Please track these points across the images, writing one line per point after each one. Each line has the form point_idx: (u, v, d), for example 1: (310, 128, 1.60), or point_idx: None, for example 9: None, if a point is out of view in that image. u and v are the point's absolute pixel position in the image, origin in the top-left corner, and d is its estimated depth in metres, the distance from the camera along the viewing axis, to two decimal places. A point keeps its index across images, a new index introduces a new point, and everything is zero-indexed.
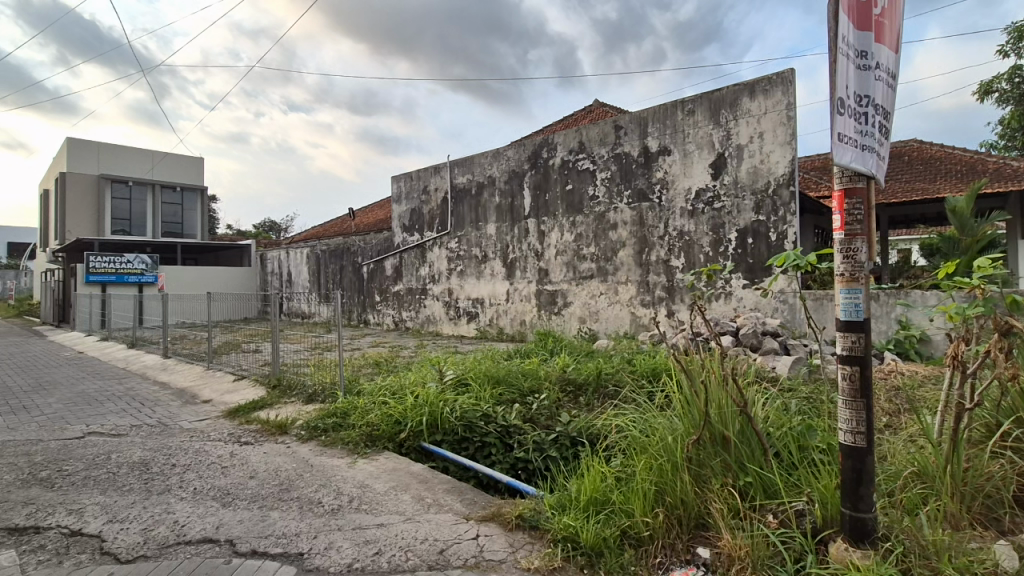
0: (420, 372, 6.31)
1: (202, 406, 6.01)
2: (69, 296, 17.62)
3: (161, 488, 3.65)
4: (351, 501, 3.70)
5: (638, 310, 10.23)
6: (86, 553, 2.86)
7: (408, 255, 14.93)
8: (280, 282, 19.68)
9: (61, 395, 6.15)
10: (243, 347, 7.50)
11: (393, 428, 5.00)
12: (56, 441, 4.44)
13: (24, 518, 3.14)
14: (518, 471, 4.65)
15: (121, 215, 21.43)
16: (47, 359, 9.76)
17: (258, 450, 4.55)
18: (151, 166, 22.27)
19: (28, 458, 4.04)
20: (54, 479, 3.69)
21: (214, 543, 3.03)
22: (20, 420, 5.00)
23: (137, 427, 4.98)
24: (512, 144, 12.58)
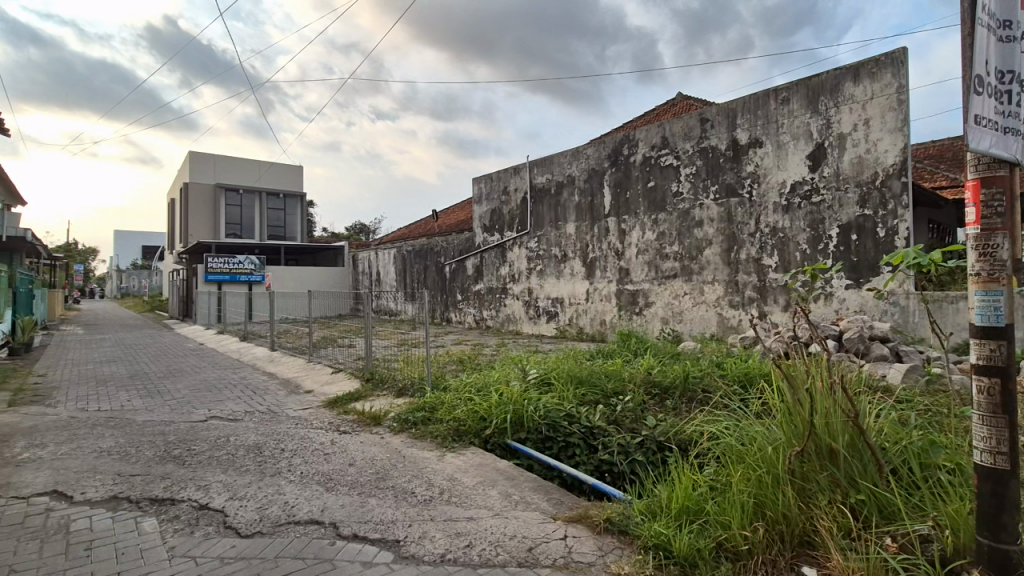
0: (503, 370, 6.39)
1: (305, 396, 6.48)
2: (191, 294, 19.70)
3: (273, 470, 3.96)
4: (441, 493, 3.81)
5: (726, 311, 9.72)
6: (213, 525, 3.16)
7: (488, 255, 15.22)
8: (369, 281, 20.80)
9: (187, 382, 6.88)
10: (339, 342, 7.99)
11: (479, 424, 5.09)
12: (185, 423, 4.97)
13: (162, 490, 3.54)
14: (602, 473, 4.55)
15: (233, 220, 23.66)
16: (176, 349, 10.98)
17: (355, 439, 4.81)
18: (259, 176, 24.37)
19: (164, 436, 4.55)
20: (185, 456, 4.13)
21: (320, 525, 3.24)
22: (156, 403, 5.65)
23: (250, 413, 5.46)
24: (592, 142, 12.42)
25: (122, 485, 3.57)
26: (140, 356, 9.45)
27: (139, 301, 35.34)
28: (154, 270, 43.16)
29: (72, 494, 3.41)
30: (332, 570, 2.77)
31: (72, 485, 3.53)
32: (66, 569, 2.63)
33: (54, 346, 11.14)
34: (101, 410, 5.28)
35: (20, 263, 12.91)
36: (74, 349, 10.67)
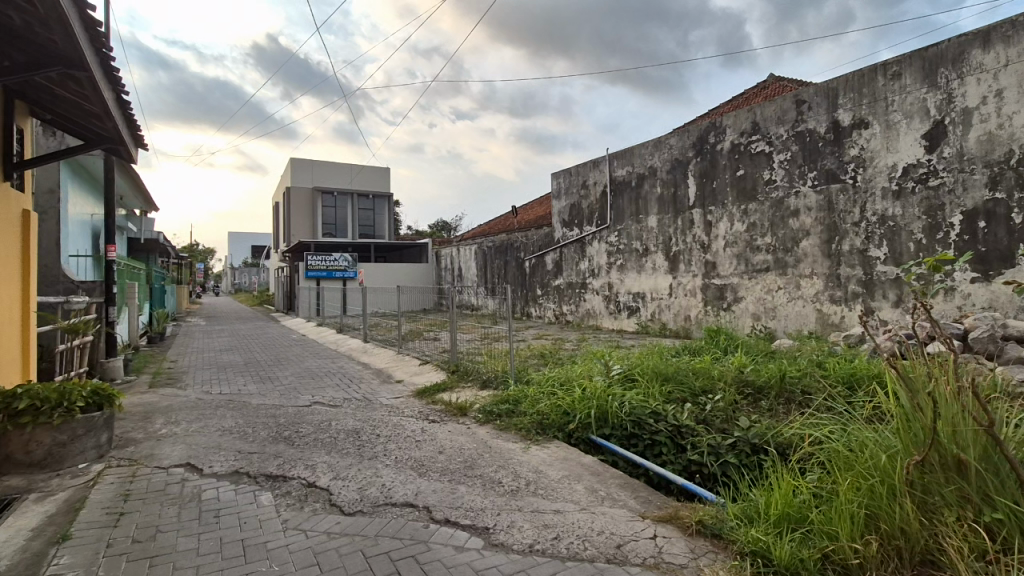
0: (585, 365, 6.34)
1: (396, 386, 6.82)
2: (293, 289, 21.38)
3: (370, 454, 4.21)
4: (528, 484, 3.86)
5: (826, 307, 8.99)
6: (320, 502, 3.41)
7: (567, 250, 15.15)
8: (452, 276, 21.49)
9: (293, 370, 7.49)
10: (426, 335, 8.32)
11: (562, 418, 5.07)
12: (293, 407, 5.41)
13: (276, 467, 3.88)
14: (691, 474, 4.39)
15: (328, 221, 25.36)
16: (283, 339, 11.98)
17: (444, 428, 4.99)
18: (350, 179, 25.88)
19: (275, 418, 4.99)
20: (293, 438, 4.50)
21: (414, 508, 3.40)
22: (267, 388, 6.21)
23: (348, 400, 5.84)
24: (675, 131, 11.95)
25: (242, 461, 3.96)
26: (253, 346, 10.40)
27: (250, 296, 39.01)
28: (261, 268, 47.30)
29: (202, 467, 3.82)
30: (427, 552, 2.89)
31: (201, 459, 3.97)
32: (200, 533, 2.96)
33: (183, 336, 12.56)
34: (222, 393, 5.88)
35: (155, 263, 14.68)
36: (199, 338, 11.97)
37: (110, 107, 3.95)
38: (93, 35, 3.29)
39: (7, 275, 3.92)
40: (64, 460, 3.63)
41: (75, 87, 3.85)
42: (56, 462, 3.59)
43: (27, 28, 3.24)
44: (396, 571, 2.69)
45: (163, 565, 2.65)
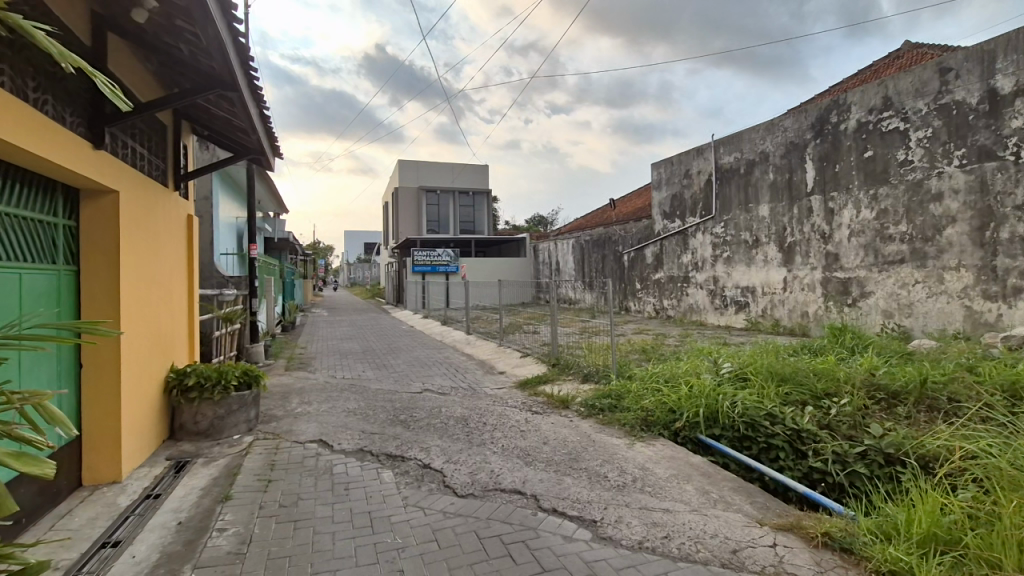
0: (692, 362, 6.09)
1: (499, 376, 7.03)
2: (401, 284, 22.73)
3: (479, 441, 4.39)
4: (634, 481, 3.79)
5: (976, 304, 7.83)
6: (435, 483, 3.63)
7: (669, 243, 14.61)
8: (550, 270, 21.68)
9: (405, 358, 8.00)
10: (526, 328, 8.51)
11: (668, 416, 4.91)
12: (407, 393, 5.79)
13: (395, 448, 4.17)
14: (813, 482, 4.04)
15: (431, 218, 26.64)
16: (394, 330, 12.83)
17: (547, 420, 5.06)
18: (451, 177, 26.95)
19: (392, 402, 5.37)
20: (409, 421, 4.81)
21: (523, 495, 3.49)
22: (383, 375, 6.69)
23: (455, 388, 6.13)
24: (791, 112, 11.03)
25: (366, 440, 4.32)
26: (368, 336, 11.25)
27: (365, 288, 42.25)
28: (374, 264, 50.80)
29: (332, 444, 4.22)
30: (536, 539, 2.96)
31: (331, 437, 4.38)
32: (334, 503, 3.28)
33: (310, 325, 13.92)
34: (345, 378, 6.44)
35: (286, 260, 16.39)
36: (323, 327, 13.22)
37: (255, 122, 4.48)
38: (244, 62, 3.78)
39: (177, 272, 4.57)
40: (223, 431, 4.19)
41: (227, 106, 4.41)
42: (217, 432, 4.16)
43: (192, 58, 3.77)
44: (508, 554, 2.79)
45: (305, 528, 2.97)
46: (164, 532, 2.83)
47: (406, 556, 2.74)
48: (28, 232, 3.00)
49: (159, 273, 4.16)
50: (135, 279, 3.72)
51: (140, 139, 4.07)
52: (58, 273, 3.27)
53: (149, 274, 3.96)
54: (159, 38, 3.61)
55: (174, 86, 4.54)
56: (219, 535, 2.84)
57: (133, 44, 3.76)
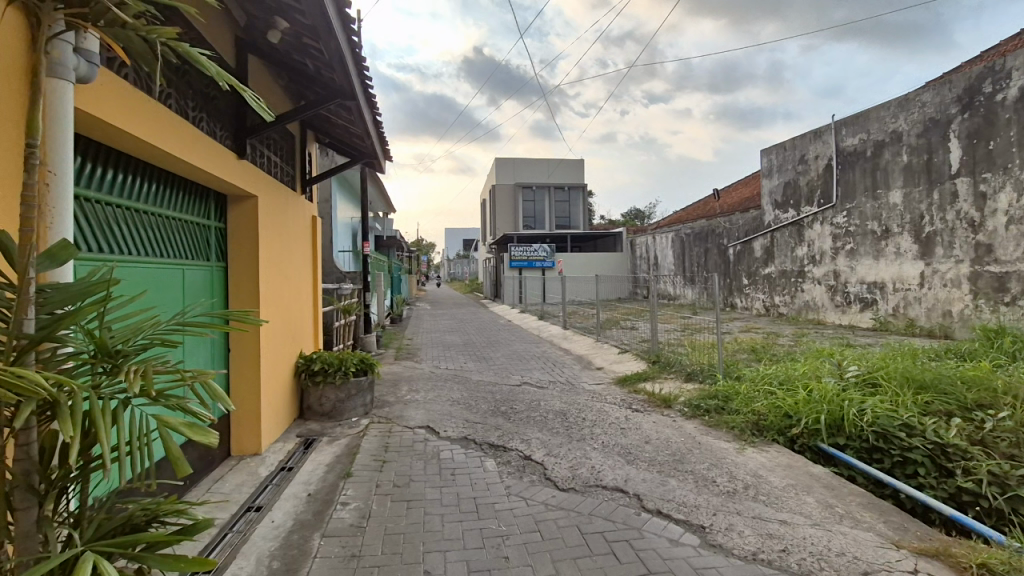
0: (810, 364, 5.60)
1: (597, 372, 6.95)
2: (499, 279, 23.28)
3: (579, 436, 4.37)
4: (746, 488, 3.56)
5: None
6: (536, 474, 3.68)
7: (781, 235, 13.54)
8: (648, 265, 21.03)
9: (504, 352, 8.18)
10: (624, 324, 8.35)
11: (783, 421, 4.56)
12: (507, 385, 5.93)
13: (498, 438, 4.28)
14: (963, 505, 3.53)
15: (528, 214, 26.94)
16: (493, 324, 13.17)
17: (649, 419, 4.92)
18: (547, 173, 27.05)
19: (492, 394, 5.52)
20: (510, 413, 4.92)
21: (625, 494, 3.42)
22: (484, 367, 6.90)
23: (554, 382, 6.17)
24: (930, 84, 9.71)
25: (470, 429, 4.48)
26: (469, 329, 11.64)
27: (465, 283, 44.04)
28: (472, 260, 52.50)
29: (439, 430, 4.43)
30: (640, 539, 2.89)
31: (438, 424, 4.60)
32: (443, 487, 3.45)
33: (415, 318, 14.72)
34: (448, 368, 6.72)
35: (394, 256, 17.47)
36: (427, 320, 13.92)
37: (369, 128, 4.80)
38: (360, 72, 4.06)
39: (304, 268, 5.05)
40: (343, 413, 4.57)
41: (346, 115, 4.77)
42: (338, 414, 4.54)
43: (316, 72, 4.12)
44: (612, 551, 2.75)
45: (418, 508, 3.16)
46: (297, 501, 3.14)
47: (511, 544, 2.81)
48: (188, 233, 3.48)
49: (290, 269, 4.63)
50: (271, 274, 4.16)
51: (273, 148, 4.52)
52: (211, 268, 3.75)
53: (282, 270, 4.41)
54: (289, 56, 3.99)
55: (300, 98, 4.99)
56: (343, 507, 3.10)
57: (267, 64, 4.19)
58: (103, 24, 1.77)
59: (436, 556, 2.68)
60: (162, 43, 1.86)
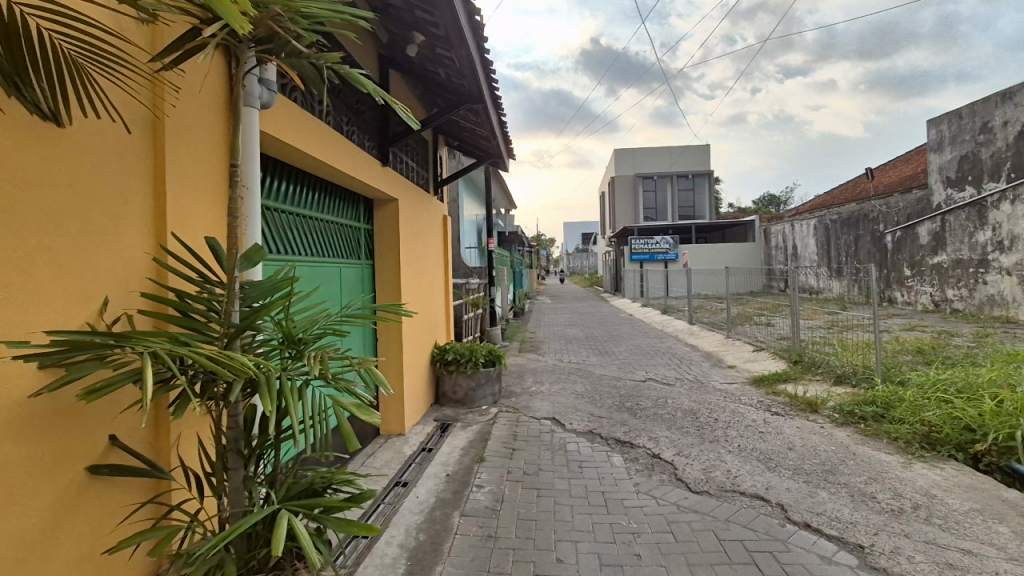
0: (999, 369, 4.72)
1: (729, 370, 6.53)
2: (619, 273, 22.85)
3: (711, 437, 4.15)
4: (915, 509, 3.12)
5: None
6: (666, 474, 3.57)
7: (954, 217, 11.59)
8: (785, 256, 19.22)
9: (627, 347, 8.02)
10: (759, 320, 7.73)
11: (963, 435, 3.90)
12: (631, 381, 5.81)
13: (625, 434, 4.23)
14: None
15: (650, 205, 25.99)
16: (614, 318, 12.97)
17: (790, 423, 4.52)
18: (670, 160, 25.62)
19: (617, 389, 5.45)
20: (636, 409, 4.82)
21: (766, 502, 3.18)
22: (606, 361, 6.83)
23: (681, 380, 5.92)
24: None
25: (596, 423, 4.48)
26: (590, 323, 11.60)
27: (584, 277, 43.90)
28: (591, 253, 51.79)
29: (565, 423, 4.49)
30: (786, 552, 2.66)
31: (563, 416, 4.66)
32: (571, 478, 3.50)
33: (537, 312, 15.01)
34: (571, 362, 6.76)
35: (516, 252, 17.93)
36: (547, 314, 14.09)
37: (495, 128, 4.95)
38: (487, 74, 4.20)
39: (437, 264, 5.40)
40: (475, 400, 4.83)
41: (474, 117, 4.98)
42: (470, 401, 4.81)
43: (447, 79, 4.35)
44: (754, 562, 2.58)
45: (547, 497, 3.24)
46: (437, 480, 3.40)
47: (643, 542, 2.76)
48: (342, 234, 3.91)
49: (426, 265, 4.99)
50: (410, 270, 4.53)
51: (410, 154, 4.88)
52: (361, 266, 4.17)
53: (419, 267, 4.76)
54: (424, 66, 4.25)
55: (433, 105, 5.31)
56: (478, 490, 3.29)
57: (405, 76, 4.52)
58: (283, 54, 1.98)
59: (567, 545, 2.73)
60: (328, 66, 2.07)
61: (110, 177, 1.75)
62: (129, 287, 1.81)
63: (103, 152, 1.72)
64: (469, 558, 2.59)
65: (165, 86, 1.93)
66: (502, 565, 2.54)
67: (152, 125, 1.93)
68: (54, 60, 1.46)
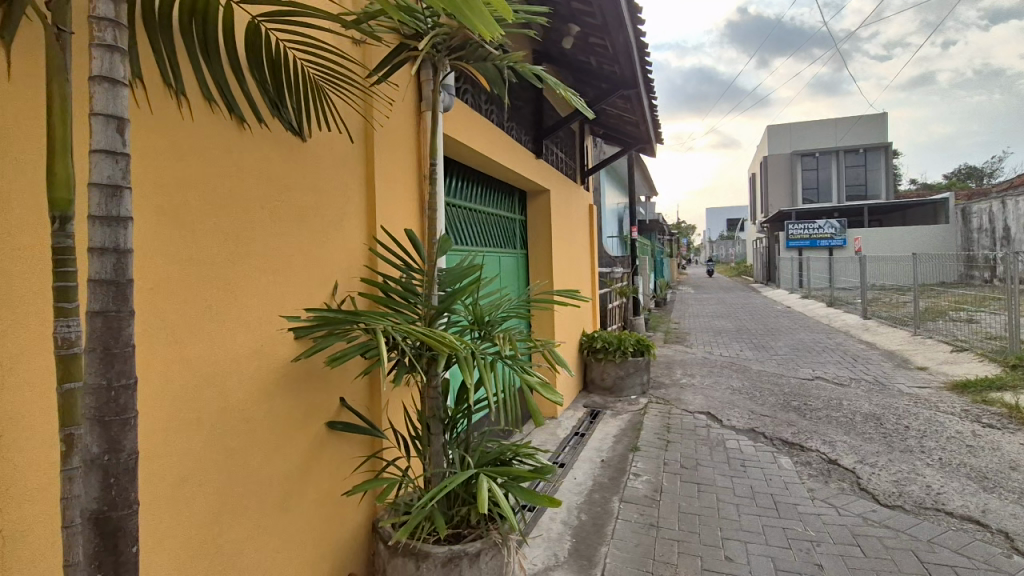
0: None
1: (919, 372, 5.66)
2: (774, 261, 20.93)
3: (903, 447, 3.66)
4: None
5: None
6: (847, 482, 3.24)
7: None
8: (992, 239, 15.94)
9: (787, 341, 7.36)
10: (961, 315, 6.55)
11: None
12: (795, 378, 5.33)
13: (793, 435, 3.92)
14: None
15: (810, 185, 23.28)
16: (769, 310, 11.90)
17: (1010, 438, 3.79)
18: (835, 133, 22.66)
19: (779, 387, 5.04)
20: (804, 409, 4.42)
21: (983, 528, 2.73)
22: (764, 356, 6.34)
23: (857, 380, 5.28)
24: None
25: (757, 421, 4.21)
26: (741, 315, 10.82)
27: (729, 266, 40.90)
28: (737, 239, 47.71)
29: (722, 419, 4.28)
30: None
31: (720, 412, 4.45)
32: (734, 476, 3.34)
33: (680, 302, 14.41)
34: (723, 355, 6.40)
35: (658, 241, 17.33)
36: (692, 305, 13.44)
37: (645, 113, 4.82)
38: (641, 57, 4.09)
39: (584, 253, 5.44)
40: (623, 390, 4.81)
41: (623, 103, 4.91)
42: (618, 390, 4.80)
43: (598, 67, 4.33)
44: None
45: (709, 493, 3.14)
46: (593, 464, 3.47)
47: (824, 552, 2.54)
48: (500, 225, 4.13)
49: (574, 254, 5.06)
50: (560, 259, 4.64)
51: (559, 145, 4.97)
52: (517, 255, 4.37)
53: (568, 256, 4.86)
54: (575, 57, 4.29)
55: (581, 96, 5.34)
56: (636, 478, 3.30)
57: (556, 68, 4.60)
58: (471, 59, 2.14)
59: (735, 544, 2.62)
60: (509, 66, 2.18)
61: (337, 179, 2.06)
62: (352, 273, 2.13)
63: (333, 159, 2.04)
64: (633, 544, 2.61)
65: (376, 98, 2.22)
66: (667, 555, 2.52)
67: (365, 133, 2.22)
68: (304, 83, 1.75)
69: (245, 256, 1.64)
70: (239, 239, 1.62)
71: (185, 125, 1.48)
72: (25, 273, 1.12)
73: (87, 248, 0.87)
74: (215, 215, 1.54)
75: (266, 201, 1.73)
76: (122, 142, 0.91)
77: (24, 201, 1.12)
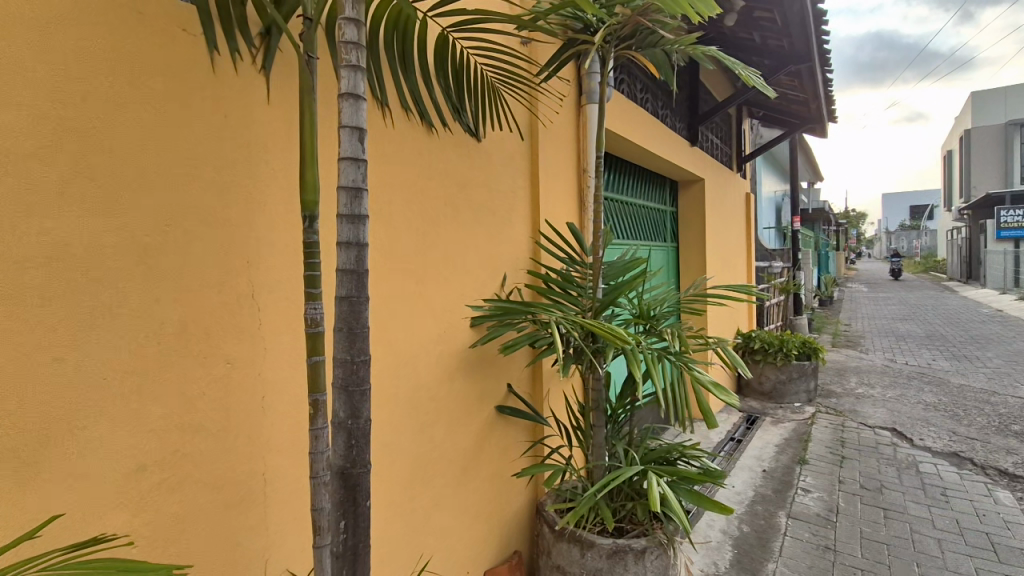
0: None
1: None
2: (978, 255, 17.42)
3: None
4: None
5: None
6: None
7: None
8: None
9: (1002, 352, 6.08)
10: None
11: None
12: (1015, 397, 4.39)
13: (1016, 466, 3.23)
14: None
15: None
16: (974, 314, 9.93)
17: None
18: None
19: (993, 406, 4.19)
20: None
21: None
22: (969, 368, 5.32)
23: None
24: None
25: (962, 445, 3.55)
26: (933, 318, 9.20)
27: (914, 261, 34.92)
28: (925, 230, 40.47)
29: (912, 438, 3.69)
30: None
31: (910, 429, 3.84)
32: (932, 506, 2.86)
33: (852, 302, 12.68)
34: (911, 365, 5.51)
35: (823, 233, 15.41)
36: (868, 305, 11.75)
37: (819, 89, 4.29)
38: (817, 27, 3.64)
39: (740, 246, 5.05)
40: (784, 396, 4.39)
41: (791, 80, 4.43)
42: (779, 396, 4.40)
43: (763, 43, 3.95)
44: None
45: (899, 521, 2.73)
46: (753, 474, 3.23)
47: None
48: (651, 218, 4.01)
49: (730, 247, 4.73)
50: (714, 253, 4.37)
51: (715, 132, 4.66)
52: (668, 248, 4.21)
53: (723, 249, 4.55)
54: (736, 35, 3.96)
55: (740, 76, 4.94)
56: (805, 494, 2.99)
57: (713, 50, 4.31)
58: (639, 46, 2.08)
59: None
60: (680, 49, 2.07)
61: (505, 176, 2.15)
62: (518, 267, 2.22)
63: (503, 157, 2.14)
64: (806, 565, 2.37)
65: (541, 96, 2.28)
66: None
67: (530, 130, 2.29)
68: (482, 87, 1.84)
69: (433, 249, 1.80)
70: (428, 234, 1.78)
71: (387, 133, 1.65)
72: (278, 264, 1.35)
73: (336, 241, 1.02)
74: (410, 214, 1.71)
75: (448, 199, 1.87)
76: (362, 149, 1.04)
77: (278, 203, 1.35)
